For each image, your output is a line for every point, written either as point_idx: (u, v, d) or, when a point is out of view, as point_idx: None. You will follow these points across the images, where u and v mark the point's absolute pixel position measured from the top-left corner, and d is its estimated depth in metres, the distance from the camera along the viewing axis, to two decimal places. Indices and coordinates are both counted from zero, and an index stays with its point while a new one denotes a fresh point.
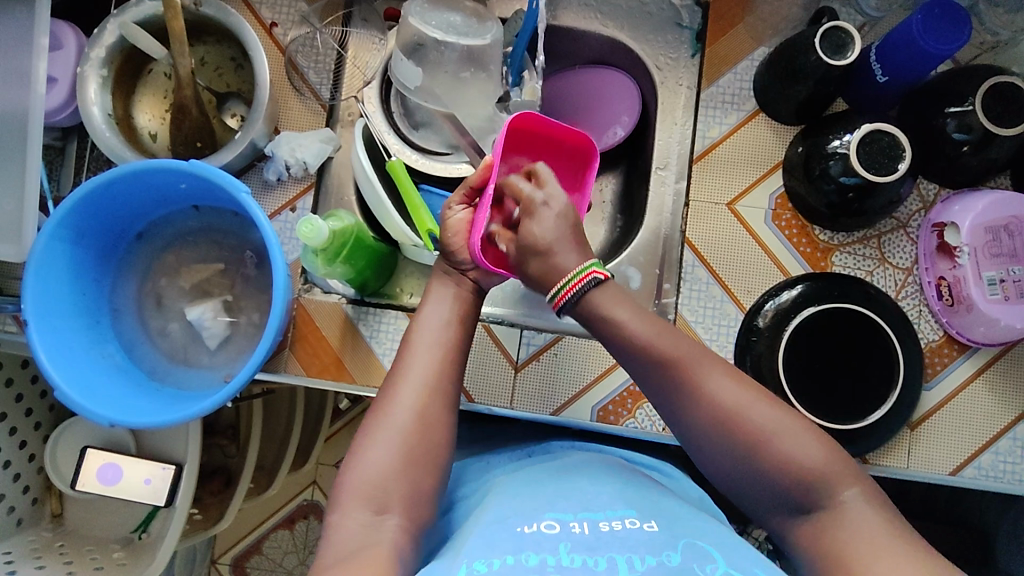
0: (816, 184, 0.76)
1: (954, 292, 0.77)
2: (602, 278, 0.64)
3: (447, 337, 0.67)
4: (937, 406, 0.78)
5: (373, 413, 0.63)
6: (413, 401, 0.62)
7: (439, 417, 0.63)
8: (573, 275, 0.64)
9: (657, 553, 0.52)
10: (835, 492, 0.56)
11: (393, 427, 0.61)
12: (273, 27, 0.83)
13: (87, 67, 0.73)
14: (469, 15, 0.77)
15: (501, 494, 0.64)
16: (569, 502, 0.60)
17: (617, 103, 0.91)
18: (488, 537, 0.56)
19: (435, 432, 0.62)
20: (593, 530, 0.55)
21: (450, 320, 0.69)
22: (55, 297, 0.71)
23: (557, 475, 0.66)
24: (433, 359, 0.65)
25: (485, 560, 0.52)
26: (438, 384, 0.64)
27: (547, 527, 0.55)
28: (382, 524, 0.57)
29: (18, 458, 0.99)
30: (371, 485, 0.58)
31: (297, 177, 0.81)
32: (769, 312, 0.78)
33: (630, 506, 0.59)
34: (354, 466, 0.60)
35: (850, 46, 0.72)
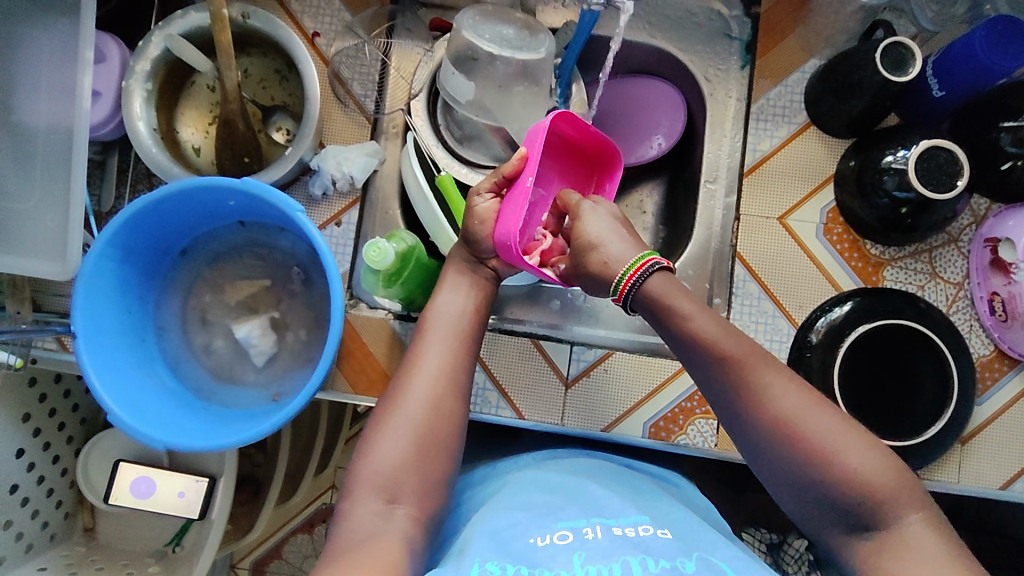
0: (869, 198, 0.76)
1: (1007, 309, 0.76)
2: (662, 266, 0.65)
3: (461, 329, 0.67)
4: (989, 420, 0.79)
5: (386, 401, 0.63)
6: (426, 392, 0.62)
7: (452, 407, 0.63)
8: (631, 265, 0.65)
9: (671, 558, 0.52)
10: (898, 518, 0.55)
11: (406, 416, 0.61)
12: (316, 37, 0.81)
13: (132, 81, 0.72)
14: (521, 28, 0.76)
15: (511, 492, 0.63)
16: (581, 508, 0.59)
17: (658, 112, 0.90)
18: (497, 541, 0.55)
19: (446, 421, 0.62)
20: (607, 537, 0.54)
21: (464, 311, 0.69)
22: (103, 316, 0.69)
23: (570, 478, 0.65)
24: (446, 349, 0.65)
25: (497, 569, 0.51)
26: (451, 375, 0.64)
27: (559, 539, 0.54)
28: (393, 514, 0.57)
29: (52, 474, 0.95)
30: (382, 476, 0.58)
31: (342, 191, 0.80)
32: (822, 328, 0.77)
33: (643, 512, 0.58)
34: (366, 456, 0.60)
35: (910, 62, 0.71)
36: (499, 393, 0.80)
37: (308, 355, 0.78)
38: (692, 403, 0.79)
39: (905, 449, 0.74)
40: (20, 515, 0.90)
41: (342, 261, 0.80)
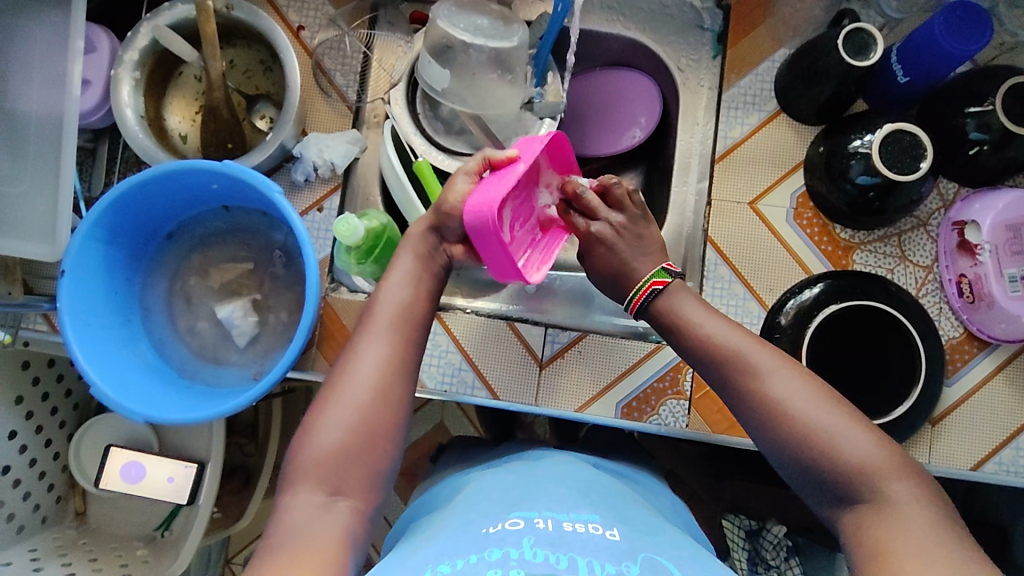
0: (837, 183, 0.77)
1: (974, 290, 0.77)
2: (661, 287, 0.68)
3: (413, 311, 0.65)
4: (959, 401, 0.79)
5: (329, 386, 0.61)
6: (367, 378, 0.61)
7: (394, 393, 0.61)
8: (636, 288, 0.70)
9: (617, 562, 0.51)
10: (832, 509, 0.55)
11: (343, 405, 0.60)
12: (300, 31, 0.84)
13: (121, 70, 0.75)
14: (496, 19, 0.79)
15: (464, 499, 0.64)
16: (535, 504, 0.59)
17: (635, 105, 0.93)
18: (451, 540, 0.55)
19: (389, 407, 0.61)
20: (557, 527, 0.55)
21: (414, 295, 0.66)
22: (92, 293, 0.72)
23: (525, 477, 0.66)
24: (394, 334, 0.63)
25: (448, 562, 0.51)
26: (397, 359, 0.62)
27: (510, 526, 0.55)
28: (335, 506, 0.56)
29: (43, 457, 0.97)
30: (321, 466, 0.57)
31: (324, 178, 0.82)
32: (791, 309, 0.78)
33: (595, 511, 0.59)
34: (305, 445, 0.59)
35: (873, 47, 0.73)
36: (474, 373, 0.81)
37: (289, 335, 0.80)
38: (664, 384, 0.80)
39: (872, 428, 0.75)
40: (11, 497, 0.92)
41: (321, 247, 0.82)
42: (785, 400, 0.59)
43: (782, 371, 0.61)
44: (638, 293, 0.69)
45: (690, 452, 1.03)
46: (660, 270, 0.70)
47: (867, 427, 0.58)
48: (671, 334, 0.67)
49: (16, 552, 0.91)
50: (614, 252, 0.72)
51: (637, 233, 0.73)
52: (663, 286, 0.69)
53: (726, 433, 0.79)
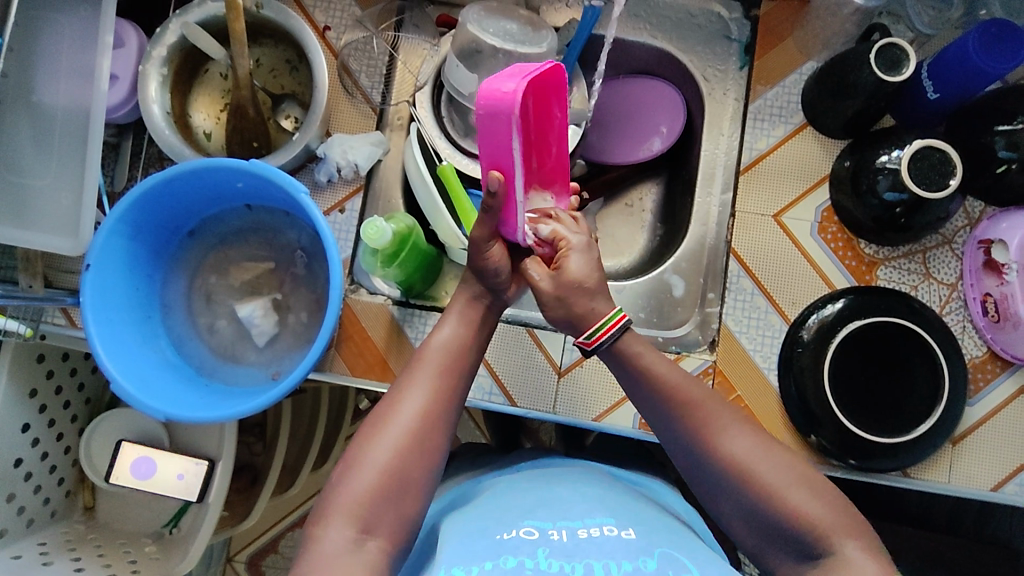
0: (863, 198, 0.76)
1: (1000, 309, 0.77)
2: (633, 322, 0.64)
3: (458, 360, 0.65)
4: (980, 421, 0.78)
5: (370, 427, 0.60)
6: (409, 420, 0.60)
7: (435, 442, 0.60)
8: (608, 316, 0.63)
9: (633, 559, 0.52)
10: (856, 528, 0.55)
11: (385, 447, 0.58)
12: (326, 31, 0.83)
13: (148, 66, 0.75)
14: (524, 24, 0.79)
15: (480, 505, 0.63)
16: (549, 510, 0.59)
17: (657, 114, 0.93)
18: (465, 545, 0.55)
19: (427, 455, 0.59)
20: (572, 537, 0.54)
21: (461, 346, 0.65)
22: (114, 290, 0.72)
23: (539, 485, 0.65)
24: (437, 383, 0.62)
25: (462, 564, 0.52)
26: (439, 410, 0.61)
27: (525, 534, 0.55)
28: (364, 545, 0.55)
29: (55, 450, 0.97)
30: (356, 506, 0.56)
31: (347, 179, 0.82)
32: (814, 325, 0.77)
33: (609, 513, 0.59)
34: (343, 481, 0.57)
35: (905, 63, 0.73)
36: (493, 379, 0.81)
37: (308, 337, 0.80)
38: None
39: (892, 446, 0.74)
40: (22, 490, 0.91)
41: (344, 248, 0.82)
42: None
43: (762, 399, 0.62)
44: (605, 325, 0.63)
45: None
46: None
47: (827, 495, 0.57)
48: None
49: (24, 546, 0.91)
50: (591, 271, 0.64)
51: (606, 264, 0.66)
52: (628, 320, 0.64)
53: None
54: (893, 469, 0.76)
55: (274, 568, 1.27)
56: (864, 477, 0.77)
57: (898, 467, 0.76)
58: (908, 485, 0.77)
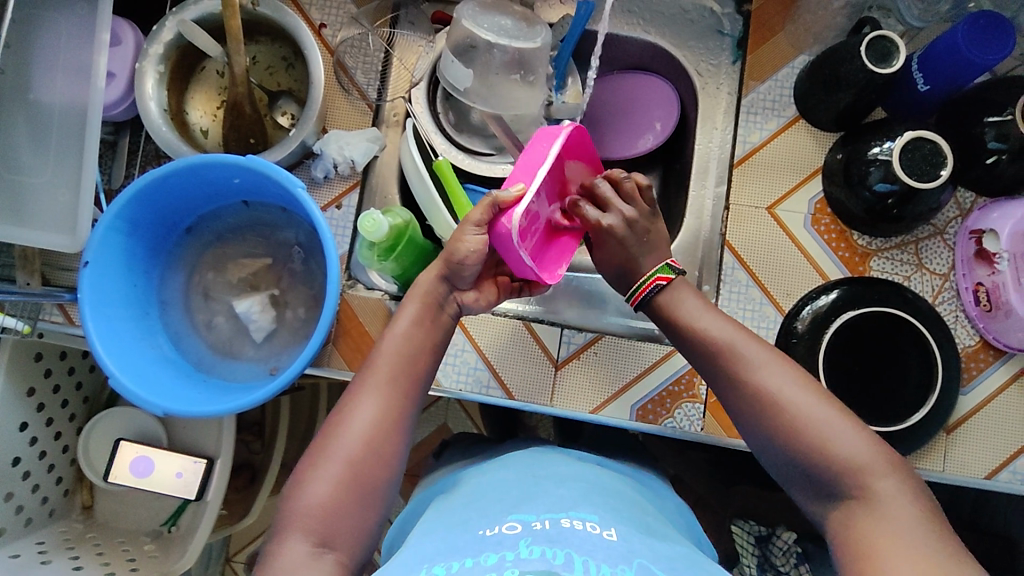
0: (855, 190, 0.77)
1: (992, 298, 0.77)
2: (666, 283, 0.69)
3: (412, 362, 0.65)
4: (974, 409, 0.79)
5: (323, 437, 0.60)
6: (364, 424, 0.60)
7: (390, 448, 0.61)
8: (640, 281, 0.70)
9: (612, 564, 0.49)
10: (854, 517, 0.56)
11: (340, 452, 0.59)
12: (322, 28, 0.84)
13: (145, 63, 0.76)
14: (519, 20, 0.80)
15: (464, 501, 0.63)
16: (533, 505, 0.58)
17: (652, 109, 0.93)
18: (447, 543, 0.54)
19: (383, 461, 0.60)
20: (555, 527, 0.53)
21: (414, 349, 0.66)
22: (112, 285, 0.73)
23: (525, 478, 0.65)
24: (389, 387, 0.63)
25: (444, 563, 0.50)
26: (393, 415, 0.62)
27: (508, 528, 0.54)
28: (324, 557, 0.54)
29: (53, 449, 0.97)
30: (320, 507, 0.56)
31: (344, 175, 0.82)
32: (807, 316, 0.78)
33: (594, 511, 0.57)
34: (298, 492, 0.57)
35: (895, 55, 0.74)
36: (490, 373, 0.81)
37: (306, 332, 0.81)
38: (680, 387, 0.80)
39: (886, 434, 0.75)
40: (21, 489, 0.91)
41: (341, 243, 0.82)
42: (798, 398, 0.60)
43: (772, 370, 0.62)
44: (640, 287, 0.70)
45: (698, 459, 1.03)
46: (664, 266, 0.70)
47: (860, 426, 0.59)
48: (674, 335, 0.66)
49: (24, 545, 0.91)
50: (623, 246, 0.71)
51: (645, 233, 0.71)
52: (667, 281, 0.69)
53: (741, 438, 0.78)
54: (889, 458, 0.76)
55: None
56: None
57: (894, 455, 0.76)
58: (903, 475, 0.78)
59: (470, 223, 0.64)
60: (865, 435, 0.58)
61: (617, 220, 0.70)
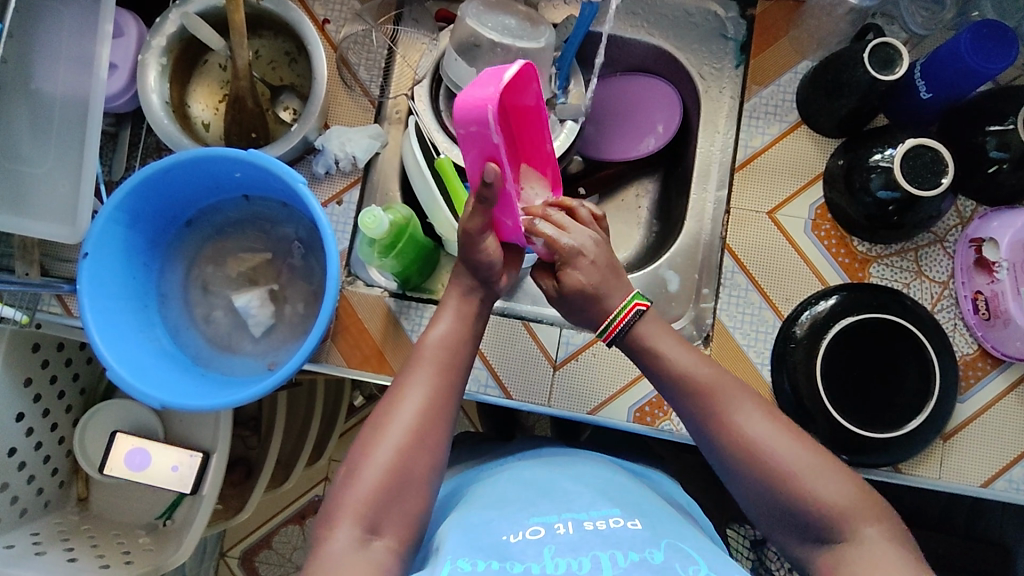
0: (856, 196, 0.77)
1: (990, 307, 0.78)
2: (644, 310, 0.65)
3: (456, 353, 0.64)
4: (971, 418, 0.79)
5: (369, 430, 0.59)
6: (412, 418, 0.59)
7: (435, 439, 0.59)
8: (618, 311, 0.64)
9: (641, 550, 0.51)
10: (849, 522, 0.56)
11: (388, 445, 0.58)
12: (326, 24, 0.84)
13: (148, 55, 0.76)
14: (523, 19, 0.80)
15: (484, 493, 0.63)
16: (553, 503, 0.59)
17: (654, 111, 0.93)
18: (471, 536, 0.54)
19: (428, 455, 0.59)
20: (578, 530, 0.54)
21: (458, 340, 0.64)
22: (110, 277, 0.72)
23: (544, 476, 0.65)
24: (436, 380, 0.62)
25: (468, 559, 0.51)
26: (438, 408, 0.60)
27: (531, 534, 0.54)
28: (372, 544, 0.55)
29: (49, 440, 0.97)
30: (361, 501, 0.55)
31: (345, 171, 0.82)
32: (806, 321, 0.78)
33: (615, 506, 0.58)
34: (345, 487, 0.56)
35: (898, 62, 0.74)
36: (488, 372, 0.81)
37: (304, 328, 0.80)
38: None
39: (883, 441, 0.75)
40: (15, 479, 0.91)
41: (341, 239, 0.82)
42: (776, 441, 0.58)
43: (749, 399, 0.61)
44: (616, 318, 0.64)
45: (695, 461, 1.03)
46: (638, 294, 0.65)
47: (839, 472, 0.58)
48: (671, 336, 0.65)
49: (18, 535, 0.90)
50: (595, 267, 0.64)
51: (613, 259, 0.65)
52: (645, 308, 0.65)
53: None
54: (886, 464, 0.76)
55: (267, 564, 1.26)
56: (858, 472, 0.78)
57: (891, 462, 0.76)
58: (899, 481, 0.78)
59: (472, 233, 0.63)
60: (847, 486, 0.57)
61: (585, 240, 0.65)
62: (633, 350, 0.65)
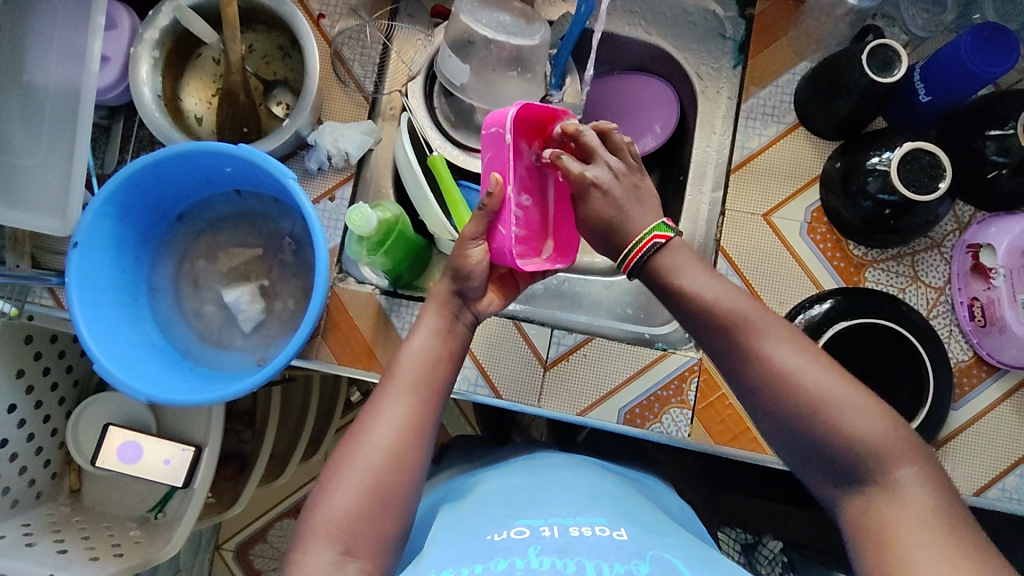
0: (853, 199, 0.76)
1: (987, 313, 0.77)
2: (664, 241, 0.63)
3: (434, 370, 0.64)
4: (964, 425, 0.78)
5: (346, 448, 0.59)
6: (389, 437, 0.59)
7: (413, 458, 0.59)
8: (638, 239, 0.64)
9: (626, 561, 0.50)
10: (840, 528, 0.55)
11: (364, 463, 0.58)
12: (321, 19, 0.83)
13: (140, 48, 0.75)
14: (518, 16, 0.79)
15: (473, 502, 0.62)
16: (539, 509, 0.58)
17: (651, 111, 0.92)
18: (457, 546, 0.54)
19: (406, 473, 0.59)
20: (563, 534, 0.53)
21: (437, 357, 0.65)
22: (99, 271, 0.72)
23: (534, 482, 0.64)
24: (414, 398, 0.62)
25: (454, 570, 0.50)
26: (416, 426, 0.61)
27: (516, 534, 0.53)
28: (346, 567, 0.54)
29: (41, 432, 0.97)
30: (339, 518, 0.55)
31: (338, 167, 0.81)
32: (800, 325, 0.77)
33: (603, 513, 0.57)
34: (320, 504, 0.56)
35: (897, 64, 0.73)
36: (478, 371, 0.81)
37: (295, 324, 0.80)
38: (669, 392, 0.79)
39: None
40: (7, 470, 0.91)
41: (333, 236, 0.81)
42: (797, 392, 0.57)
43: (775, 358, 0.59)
44: (635, 249, 0.64)
45: (688, 463, 1.03)
46: (660, 224, 0.64)
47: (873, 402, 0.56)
48: None
49: (9, 526, 0.91)
50: (609, 199, 0.65)
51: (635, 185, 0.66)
52: (665, 241, 0.64)
53: (728, 444, 0.78)
54: None
55: (262, 557, 1.27)
56: None
57: None
58: None
59: (466, 236, 0.65)
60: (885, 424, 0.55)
61: (602, 172, 0.66)
62: (656, 281, 0.64)
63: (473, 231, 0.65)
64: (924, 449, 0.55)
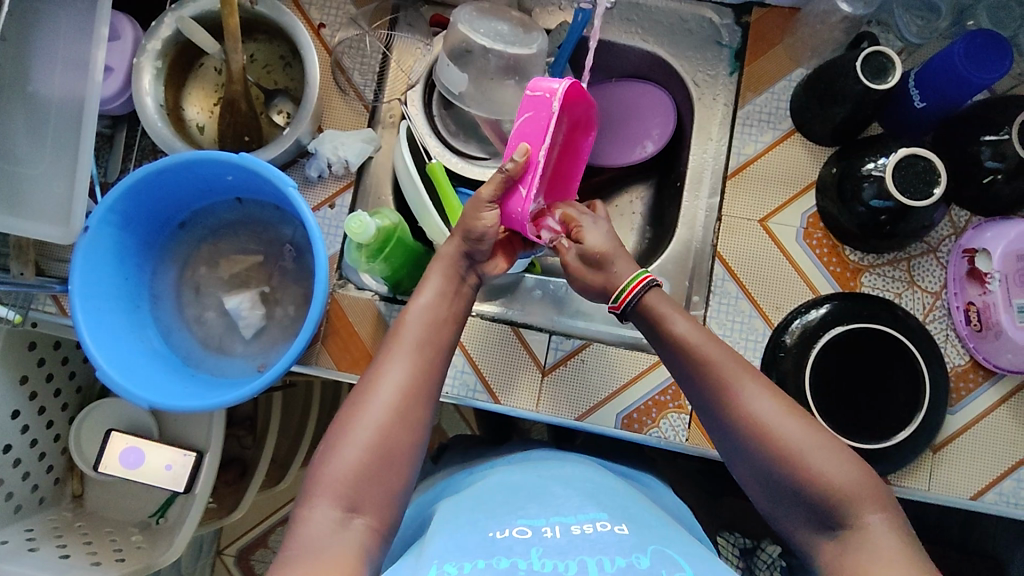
0: (849, 205, 0.77)
1: (982, 318, 0.77)
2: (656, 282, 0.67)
3: (437, 331, 0.64)
4: (961, 429, 0.78)
5: (350, 404, 0.60)
6: (393, 393, 0.59)
7: (417, 414, 0.60)
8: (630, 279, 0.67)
9: (626, 555, 0.50)
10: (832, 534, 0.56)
11: (369, 419, 0.58)
12: (321, 28, 0.84)
13: (143, 58, 0.76)
14: (516, 25, 0.80)
15: (472, 497, 0.63)
16: (539, 507, 0.58)
17: (649, 118, 0.93)
18: (457, 540, 0.54)
19: (410, 429, 0.59)
20: (565, 533, 0.53)
21: (440, 318, 0.65)
22: (101, 279, 0.73)
23: (532, 479, 0.65)
24: (418, 357, 0.62)
25: (455, 562, 0.50)
26: (420, 385, 0.61)
27: (518, 533, 0.54)
28: (352, 523, 0.55)
29: (44, 438, 0.97)
30: (342, 485, 0.55)
31: (338, 175, 0.82)
32: (796, 330, 0.78)
33: (601, 509, 0.58)
34: (325, 461, 0.57)
35: (890, 71, 0.73)
36: (477, 377, 0.82)
37: (295, 330, 0.81)
38: (666, 397, 0.80)
39: (873, 452, 0.74)
40: (11, 476, 0.92)
41: (333, 243, 0.82)
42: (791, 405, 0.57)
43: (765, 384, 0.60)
44: (630, 287, 0.66)
45: (687, 467, 1.03)
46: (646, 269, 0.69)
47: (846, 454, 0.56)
48: (661, 342, 0.65)
49: (12, 532, 0.91)
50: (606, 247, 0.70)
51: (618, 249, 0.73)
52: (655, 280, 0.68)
53: None
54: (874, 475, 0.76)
55: (263, 562, 1.27)
56: None
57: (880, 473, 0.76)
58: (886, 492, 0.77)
59: (482, 199, 0.66)
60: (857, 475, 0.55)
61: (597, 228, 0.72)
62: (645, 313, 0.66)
63: (489, 195, 0.66)
64: (889, 496, 0.56)
